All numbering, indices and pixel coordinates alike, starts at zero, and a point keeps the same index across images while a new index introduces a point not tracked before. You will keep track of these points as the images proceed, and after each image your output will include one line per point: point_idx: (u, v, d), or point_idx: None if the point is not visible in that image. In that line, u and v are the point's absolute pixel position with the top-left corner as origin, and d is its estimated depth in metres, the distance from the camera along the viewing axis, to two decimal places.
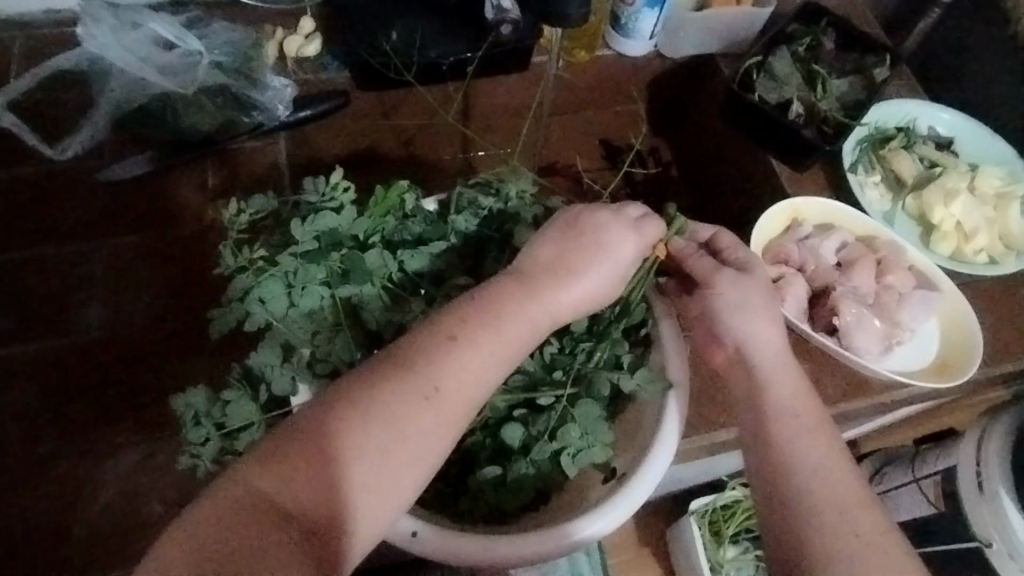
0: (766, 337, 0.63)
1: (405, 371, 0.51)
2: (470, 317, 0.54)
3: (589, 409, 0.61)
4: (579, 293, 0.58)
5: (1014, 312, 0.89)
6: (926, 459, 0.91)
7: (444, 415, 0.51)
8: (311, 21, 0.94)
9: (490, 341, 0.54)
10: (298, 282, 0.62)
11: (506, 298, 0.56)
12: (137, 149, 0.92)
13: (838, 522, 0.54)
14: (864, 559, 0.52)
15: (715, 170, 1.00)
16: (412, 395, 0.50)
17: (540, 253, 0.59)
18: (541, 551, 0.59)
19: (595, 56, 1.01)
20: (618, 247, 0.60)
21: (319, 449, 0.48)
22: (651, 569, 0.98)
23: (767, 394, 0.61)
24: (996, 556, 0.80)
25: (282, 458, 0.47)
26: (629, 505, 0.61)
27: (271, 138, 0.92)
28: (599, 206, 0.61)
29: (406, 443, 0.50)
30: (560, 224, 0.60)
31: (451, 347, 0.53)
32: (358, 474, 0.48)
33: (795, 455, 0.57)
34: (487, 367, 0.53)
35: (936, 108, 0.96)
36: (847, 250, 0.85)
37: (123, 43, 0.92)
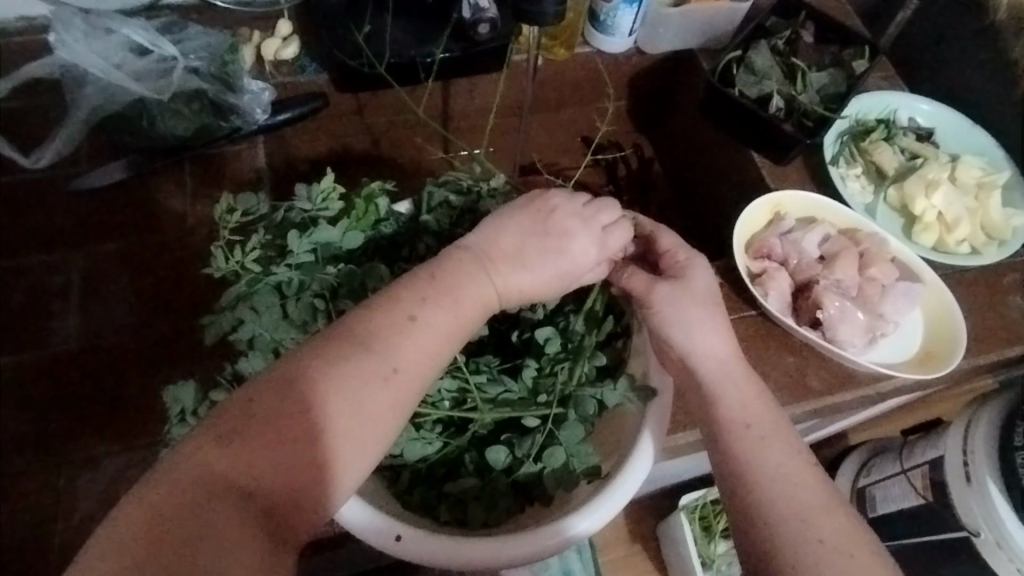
0: (716, 344, 0.63)
1: (362, 348, 0.50)
2: (429, 296, 0.54)
3: (574, 433, 0.62)
4: (529, 284, 0.59)
5: (999, 301, 0.89)
6: (915, 450, 0.90)
7: (402, 396, 0.51)
8: (288, 24, 0.93)
9: (445, 322, 0.54)
10: (292, 292, 0.64)
11: (463, 279, 0.56)
12: (115, 157, 0.93)
13: (802, 529, 0.53)
14: (830, 565, 0.52)
15: (700, 166, 1.00)
16: (371, 373, 0.49)
17: (502, 236, 0.59)
18: (523, 558, 0.59)
19: (574, 53, 0.99)
20: (577, 254, 0.61)
21: (283, 428, 0.46)
22: (642, 566, 0.98)
23: (725, 400, 0.60)
24: (985, 545, 0.80)
25: (247, 434, 0.45)
26: (619, 502, 0.61)
27: (250, 142, 0.91)
28: (570, 203, 0.62)
29: (366, 421, 0.49)
30: (526, 213, 0.60)
31: (407, 327, 0.52)
32: (321, 454, 0.47)
33: (754, 463, 0.57)
34: (442, 347, 0.53)
35: (915, 100, 0.96)
36: (830, 242, 0.85)
37: (96, 49, 0.87)
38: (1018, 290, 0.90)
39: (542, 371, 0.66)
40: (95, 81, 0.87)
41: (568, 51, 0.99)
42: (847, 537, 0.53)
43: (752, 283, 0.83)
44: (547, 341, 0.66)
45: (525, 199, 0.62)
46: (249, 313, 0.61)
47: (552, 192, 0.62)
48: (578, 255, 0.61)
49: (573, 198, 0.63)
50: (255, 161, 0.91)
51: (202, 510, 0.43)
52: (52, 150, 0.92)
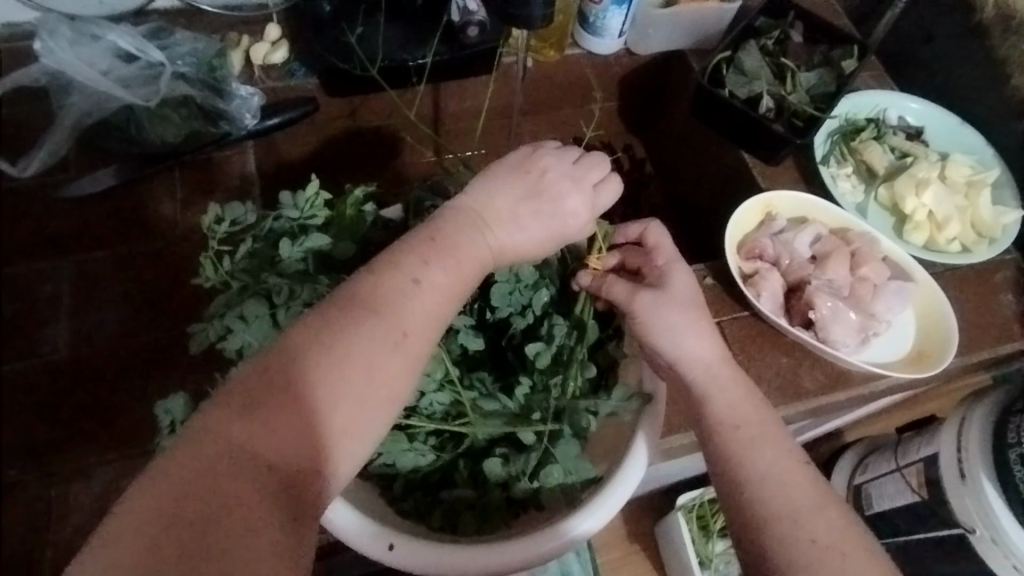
0: (696, 347, 0.63)
1: (369, 312, 0.49)
2: (432, 258, 0.53)
3: (568, 449, 0.62)
4: (525, 238, 0.59)
5: (991, 299, 0.89)
6: (909, 447, 0.91)
7: (411, 362, 0.50)
8: (277, 28, 0.93)
9: (451, 284, 0.53)
10: (281, 300, 0.61)
11: (465, 241, 0.55)
12: (104, 163, 0.92)
13: (795, 530, 0.53)
14: (823, 564, 0.52)
15: (692, 165, 1.01)
16: (380, 338, 0.49)
17: (497, 197, 0.58)
18: (520, 563, 0.59)
19: (564, 55, 1.01)
20: (568, 213, 0.61)
21: (297, 395, 0.45)
22: (640, 567, 0.98)
23: (718, 403, 0.61)
24: (980, 542, 0.80)
25: (261, 403, 0.44)
26: (616, 503, 0.62)
27: (239, 147, 0.91)
28: (558, 163, 0.62)
29: (378, 386, 0.48)
30: (515, 172, 0.60)
31: (412, 289, 0.51)
32: (336, 419, 0.46)
33: (746, 461, 0.57)
34: (445, 309, 0.53)
35: (904, 99, 0.96)
36: (821, 243, 0.85)
37: (82, 56, 0.84)
38: (1008, 287, 0.90)
39: (534, 386, 0.65)
40: (81, 88, 0.86)
41: (558, 52, 1.00)
42: (841, 532, 0.54)
43: (744, 284, 0.83)
44: (536, 357, 0.64)
45: (518, 159, 0.62)
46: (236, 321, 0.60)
47: (542, 152, 0.62)
48: (568, 210, 0.61)
49: (562, 155, 0.63)
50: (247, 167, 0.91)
51: (219, 483, 0.41)
52: (38, 160, 0.90)
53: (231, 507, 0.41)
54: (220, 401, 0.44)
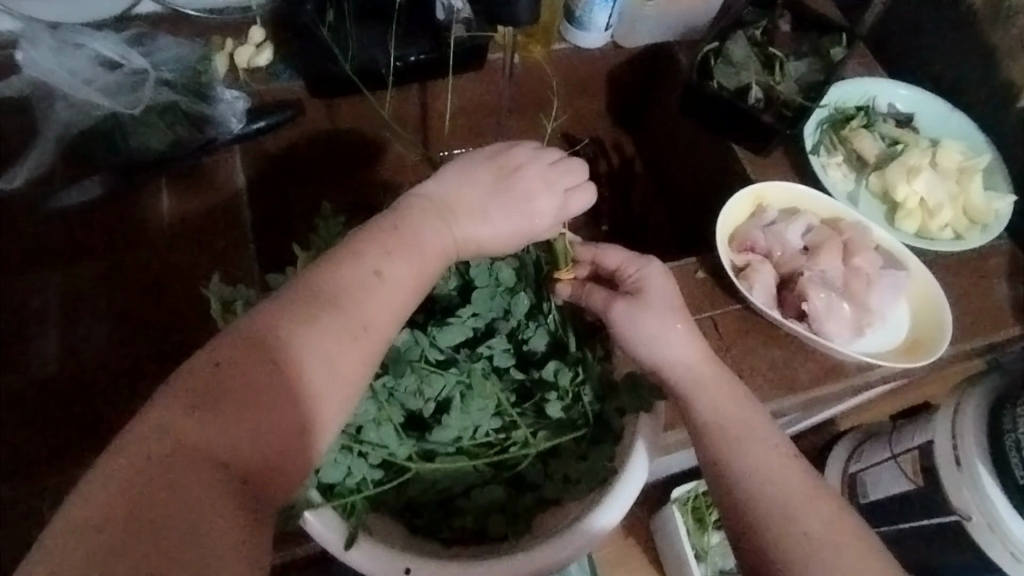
0: (682, 349, 0.63)
1: (326, 305, 0.49)
2: (394, 252, 0.53)
3: (603, 452, 0.63)
4: (488, 235, 0.59)
5: (985, 286, 0.89)
6: (903, 434, 0.91)
7: (371, 352, 0.50)
8: (261, 30, 0.92)
9: (410, 277, 0.53)
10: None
11: (429, 233, 0.55)
12: (86, 173, 0.90)
13: (784, 523, 0.54)
14: (815, 558, 0.52)
15: (681, 158, 1.01)
16: (339, 332, 0.48)
17: (464, 190, 0.58)
18: (552, 563, 0.60)
19: (552, 50, 0.98)
20: (536, 210, 0.60)
21: (258, 392, 0.45)
22: (637, 561, 0.98)
23: (702, 404, 0.61)
24: (977, 529, 0.80)
25: (219, 402, 0.44)
26: (628, 497, 0.61)
27: (226, 153, 0.90)
28: (535, 162, 0.61)
29: (340, 379, 0.48)
30: (487, 170, 0.60)
31: (374, 283, 0.51)
32: (299, 414, 0.46)
33: (733, 460, 0.58)
34: (407, 303, 0.53)
35: (894, 85, 0.96)
36: (813, 234, 0.85)
37: (65, 64, 0.87)
38: (1002, 273, 0.90)
39: (563, 397, 0.66)
40: (65, 97, 0.87)
41: (544, 48, 0.98)
42: (832, 524, 0.54)
43: (737, 277, 0.83)
44: (557, 374, 0.65)
45: (487, 155, 0.61)
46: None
47: (515, 149, 0.61)
48: (534, 211, 0.60)
49: (535, 154, 0.62)
50: (234, 175, 0.90)
51: (174, 479, 0.41)
52: (25, 169, 0.89)
53: (197, 509, 0.41)
54: (184, 396, 0.44)
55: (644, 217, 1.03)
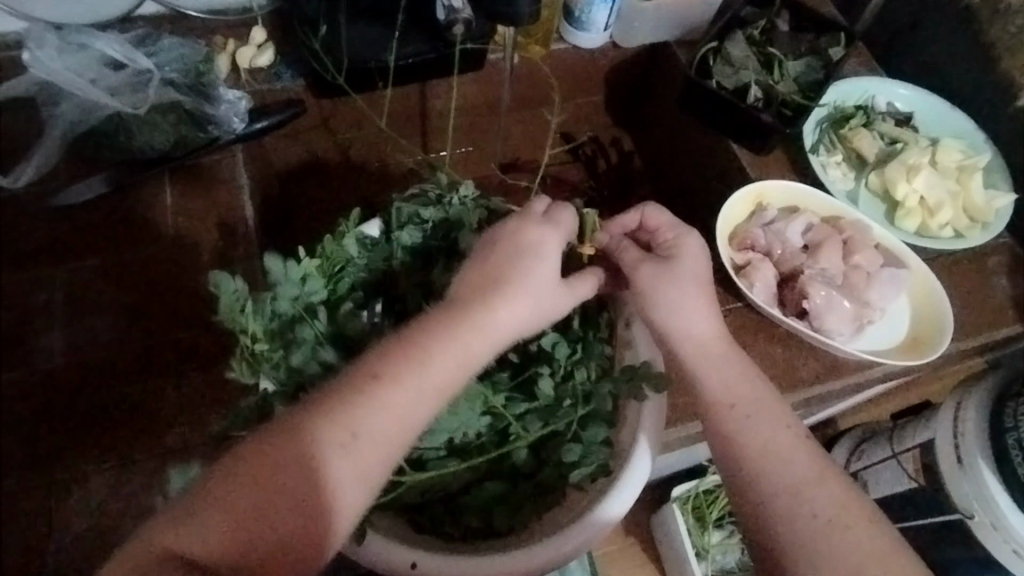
0: (698, 324, 0.63)
1: (321, 412, 0.51)
2: (393, 355, 0.53)
3: (596, 432, 0.63)
4: (514, 330, 0.57)
5: (985, 283, 0.90)
6: (905, 433, 0.90)
7: (361, 460, 0.51)
8: (262, 31, 0.92)
9: (415, 378, 0.53)
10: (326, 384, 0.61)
11: (436, 335, 0.54)
12: (89, 171, 0.90)
13: (792, 506, 0.56)
14: (820, 539, 0.55)
15: (680, 157, 1.01)
16: (325, 439, 0.50)
17: (465, 278, 0.58)
18: (560, 555, 0.60)
19: (550, 50, 0.99)
20: (542, 284, 0.59)
21: (251, 509, 0.49)
22: (637, 559, 0.98)
23: (716, 381, 0.62)
24: (979, 527, 0.81)
25: (215, 517, 0.49)
26: (636, 486, 0.62)
27: (228, 151, 0.90)
28: (521, 220, 0.60)
29: (337, 487, 0.50)
30: (489, 250, 0.59)
31: (372, 388, 0.52)
32: (287, 526, 0.49)
33: (744, 438, 0.59)
34: (412, 405, 0.53)
35: (893, 84, 0.96)
36: (813, 232, 0.84)
37: (70, 65, 0.86)
38: (1003, 271, 0.90)
39: (556, 373, 0.65)
40: (71, 97, 0.87)
41: (543, 47, 0.98)
42: (838, 502, 0.56)
43: (737, 276, 0.83)
44: (555, 348, 0.64)
45: (502, 233, 0.59)
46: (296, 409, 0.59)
47: (530, 224, 0.60)
48: (553, 295, 0.59)
49: (555, 229, 0.61)
50: (237, 173, 0.90)
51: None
52: (31, 168, 0.89)
53: None
54: (178, 506, 0.49)
55: None
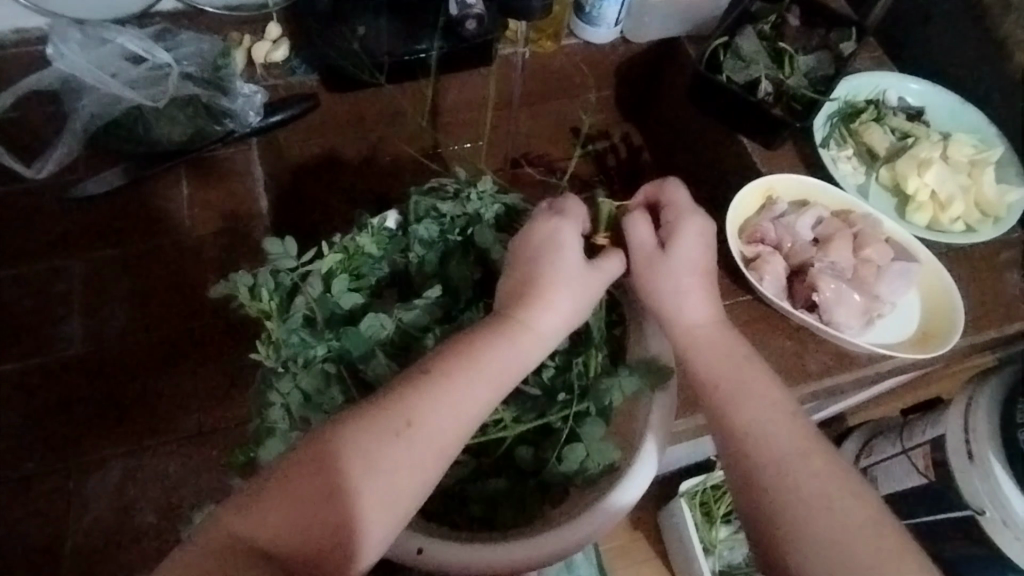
0: (695, 310, 0.63)
1: (377, 407, 0.52)
2: (445, 354, 0.55)
3: (594, 428, 0.63)
4: (557, 330, 0.59)
5: (996, 278, 0.89)
6: (914, 430, 0.91)
7: (419, 451, 0.52)
8: (277, 26, 0.93)
9: (465, 376, 0.55)
10: (300, 366, 0.61)
11: (483, 336, 0.57)
12: (110, 164, 0.93)
13: (781, 479, 0.55)
14: (808, 508, 0.53)
15: (689, 154, 1.01)
16: (383, 430, 0.51)
17: (512, 280, 0.60)
18: (559, 551, 0.60)
19: (561, 45, 0.99)
20: (582, 279, 0.60)
21: (302, 493, 0.49)
22: (645, 554, 0.99)
23: (709, 362, 0.62)
24: (990, 523, 0.81)
25: (263, 499, 0.49)
26: (642, 483, 0.62)
27: (244, 145, 0.93)
28: (551, 217, 0.62)
29: (388, 476, 0.51)
30: (533, 250, 0.61)
31: (425, 382, 0.54)
32: (336, 512, 0.50)
33: (733, 416, 0.59)
34: (464, 401, 0.54)
35: (904, 79, 0.96)
36: (824, 225, 0.84)
37: (93, 60, 0.88)
38: (1015, 266, 0.90)
39: (556, 366, 0.67)
40: (93, 91, 0.89)
41: (554, 42, 0.99)
42: (825, 477, 0.55)
43: (747, 269, 0.83)
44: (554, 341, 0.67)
45: (525, 241, 0.61)
46: (280, 393, 0.60)
47: (546, 222, 0.62)
48: (589, 295, 0.61)
49: (574, 225, 0.62)
50: (253, 170, 0.94)
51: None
52: (53, 160, 0.92)
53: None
54: (233, 500, 0.50)
55: None
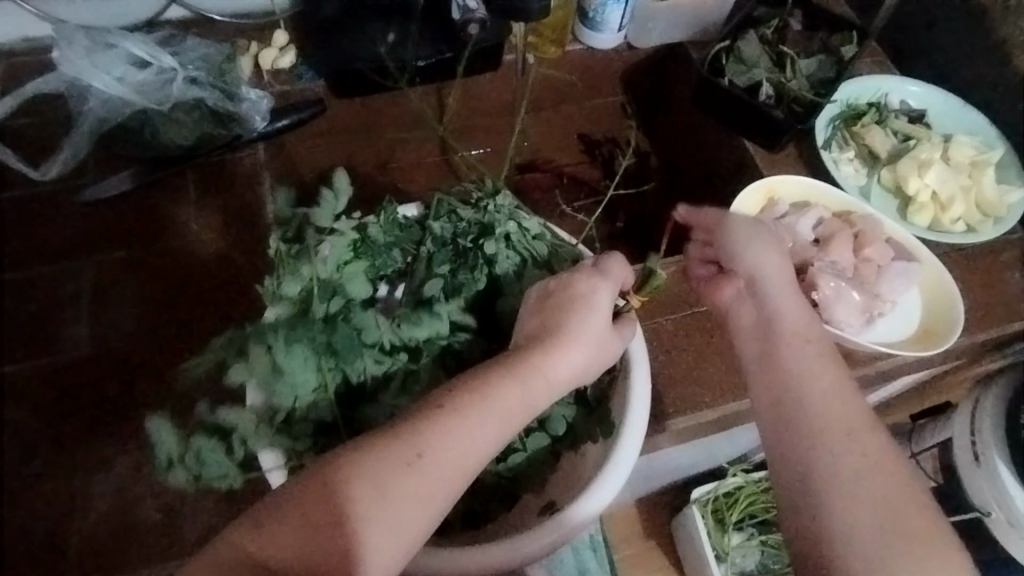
0: (769, 262, 0.67)
1: (388, 437, 0.52)
2: (460, 389, 0.55)
3: (535, 440, 0.66)
4: (570, 380, 0.58)
5: (999, 277, 0.90)
6: (924, 434, 0.95)
7: (428, 483, 0.52)
8: (283, 34, 0.96)
9: (478, 413, 0.54)
10: (294, 334, 0.58)
11: (495, 376, 0.56)
12: (116, 167, 0.94)
13: (840, 443, 0.58)
14: (864, 477, 0.56)
15: (694, 160, 1.03)
16: (394, 460, 0.51)
17: (534, 324, 0.60)
18: (483, 566, 0.59)
19: (565, 50, 1.02)
20: (599, 325, 0.60)
21: (314, 516, 0.50)
22: (660, 561, 1.03)
23: (781, 329, 0.64)
24: (996, 524, 0.82)
25: (274, 527, 0.50)
26: (560, 533, 0.60)
27: (250, 149, 0.94)
28: (583, 268, 0.62)
29: (399, 509, 0.51)
30: (561, 296, 0.60)
31: (436, 417, 0.53)
32: (346, 539, 0.50)
33: (801, 385, 0.61)
34: (475, 440, 0.54)
35: (904, 82, 0.97)
36: (825, 225, 0.85)
37: (98, 63, 0.89)
38: (1016, 267, 0.90)
39: None
40: (98, 94, 0.89)
41: (558, 48, 1.01)
42: (878, 467, 0.57)
43: None
44: None
45: (558, 286, 0.61)
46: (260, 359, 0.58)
47: (581, 275, 0.61)
48: (604, 349, 0.60)
49: (608, 283, 0.61)
50: (259, 172, 0.94)
51: None
52: (58, 164, 0.93)
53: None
54: (246, 520, 0.51)
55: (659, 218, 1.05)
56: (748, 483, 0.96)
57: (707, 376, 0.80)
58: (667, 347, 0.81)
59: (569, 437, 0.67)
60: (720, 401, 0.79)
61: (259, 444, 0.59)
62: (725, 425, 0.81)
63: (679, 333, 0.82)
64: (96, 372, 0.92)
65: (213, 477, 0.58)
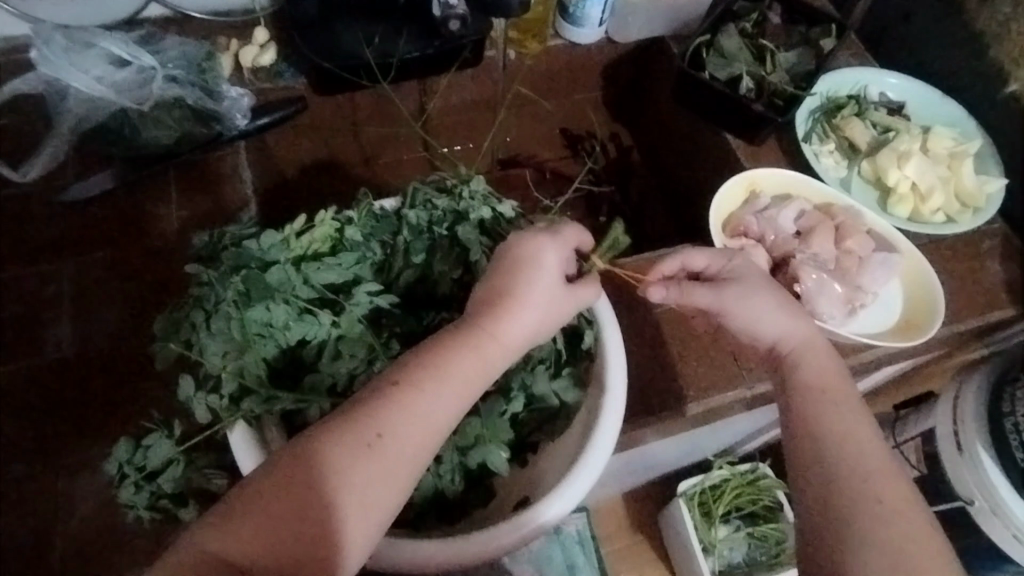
0: (786, 328, 0.64)
1: (347, 418, 0.53)
2: (411, 363, 0.56)
3: (494, 405, 0.65)
4: (523, 343, 0.60)
5: (978, 268, 0.90)
6: (907, 424, 0.95)
7: (389, 461, 0.53)
8: (265, 29, 0.93)
9: (432, 386, 0.55)
10: (212, 305, 0.62)
11: (448, 345, 0.57)
12: (100, 167, 0.94)
13: (861, 482, 0.57)
14: (886, 515, 0.55)
15: (675, 154, 1.03)
16: (353, 442, 0.52)
17: (484, 292, 0.60)
18: (451, 561, 0.60)
19: (546, 45, 1.00)
20: (547, 288, 0.60)
21: (288, 507, 0.51)
22: (646, 553, 1.04)
23: (797, 376, 0.63)
24: (979, 513, 0.83)
25: (241, 520, 0.50)
26: (526, 523, 0.61)
27: (232, 147, 0.93)
28: (531, 232, 0.62)
29: (363, 489, 0.52)
30: (507, 262, 0.60)
31: (392, 394, 0.54)
32: (317, 526, 0.51)
33: (819, 415, 0.60)
34: (432, 414, 0.55)
35: (883, 74, 0.97)
36: (805, 218, 0.85)
37: (77, 62, 0.86)
38: (995, 255, 0.91)
39: None
40: (76, 94, 0.88)
41: (539, 42, 0.99)
42: (893, 503, 0.56)
43: None
44: None
45: (508, 250, 0.61)
46: (190, 332, 0.61)
47: (530, 236, 0.61)
48: (555, 316, 0.61)
49: (560, 246, 0.62)
50: (240, 172, 0.94)
51: None
52: (39, 164, 0.93)
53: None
54: (210, 517, 0.51)
55: (641, 214, 1.06)
56: (734, 476, 0.97)
57: (692, 369, 0.81)
58: (648, 340, 0.81)
59: (546, 431, 0.68)
60: (705, 393, 0.79)
61: (200, 412, 0.62)
62: (710, 418, 0.81)
63: (661, 328, 0.82)
64: (84, 372, 0.95)
65: (158, 466, 0.61)
